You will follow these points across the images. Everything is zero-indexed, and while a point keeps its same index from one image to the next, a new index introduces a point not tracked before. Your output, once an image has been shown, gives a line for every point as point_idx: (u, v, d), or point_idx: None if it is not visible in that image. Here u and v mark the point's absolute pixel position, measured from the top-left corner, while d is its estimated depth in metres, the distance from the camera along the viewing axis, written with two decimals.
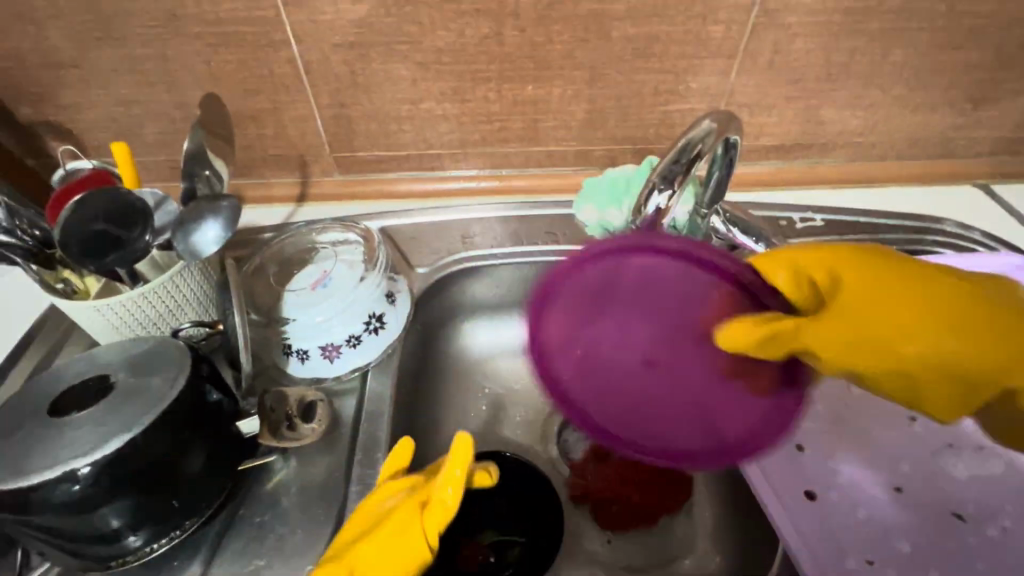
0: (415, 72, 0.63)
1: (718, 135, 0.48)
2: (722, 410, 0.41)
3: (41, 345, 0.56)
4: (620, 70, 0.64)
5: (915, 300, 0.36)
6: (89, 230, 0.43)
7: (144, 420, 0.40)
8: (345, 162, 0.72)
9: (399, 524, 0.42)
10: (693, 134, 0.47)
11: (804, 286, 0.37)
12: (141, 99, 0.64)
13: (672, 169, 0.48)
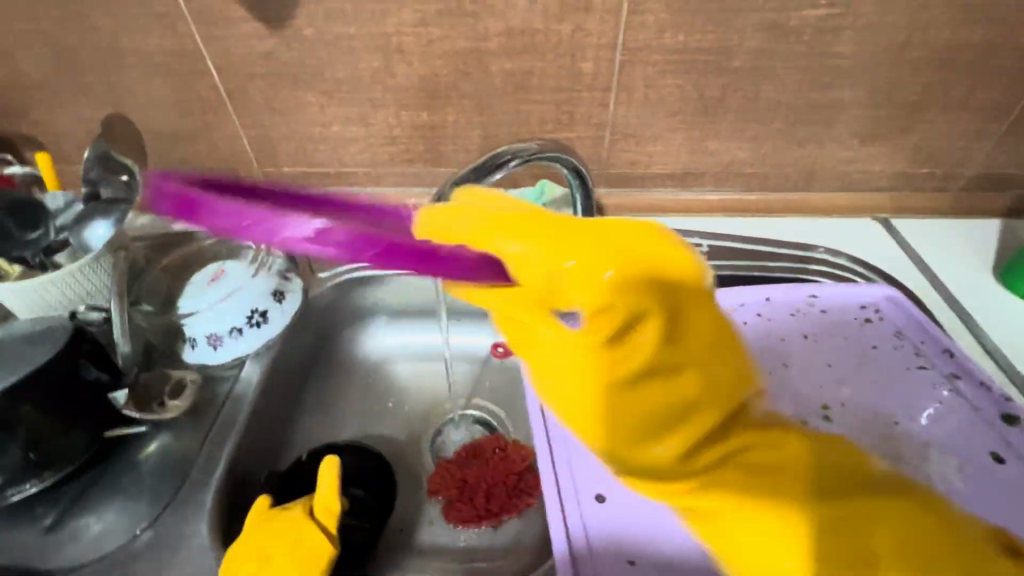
0: (321, 98, 0.71)
1: (536, 153, 0.55)
2: None
3: None
4: (503, 100, 0.70)
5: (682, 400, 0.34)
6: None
7: (8, 380, 0.47)
8: (272, 177, 0.80)
9: (300, 537, 0.51)
10: (505, 147, 0.54)
11: (591, 287, 0.33)
12: (95, 117, 0.74)
13: (466, 176, 0.54)
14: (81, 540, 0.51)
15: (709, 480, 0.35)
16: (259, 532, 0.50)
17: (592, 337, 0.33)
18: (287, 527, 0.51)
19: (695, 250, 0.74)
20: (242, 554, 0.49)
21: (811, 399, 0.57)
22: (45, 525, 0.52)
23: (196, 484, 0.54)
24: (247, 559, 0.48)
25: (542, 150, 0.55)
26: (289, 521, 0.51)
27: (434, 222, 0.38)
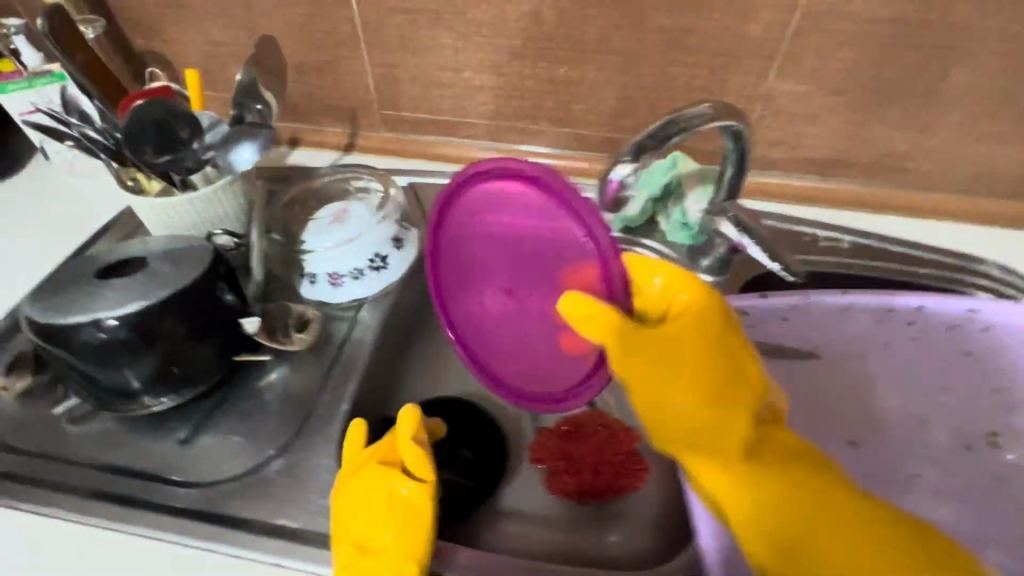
0: (458, 41, 0.67)
1: (709, 121, 0.50)
2: (530, 286, 0.48)
3: (116, 235, 0.68)
4: (653, 60, 0.65)
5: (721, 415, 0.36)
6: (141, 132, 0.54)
7: (159, 295, 0.48)
8: (390, 120, 0.78)
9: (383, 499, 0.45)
10: (682, 112, 0.49)
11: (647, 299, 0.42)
12: (226, 40, 0.73)
13: (644, 143, 0.49)
14: (211, 458, 0.52)
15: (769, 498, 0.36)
16: (358, 486, 0.45)
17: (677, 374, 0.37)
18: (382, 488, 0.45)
19: (833, 245, 0.68)
20: (351, 520, 0.44)
21: (980, 420, 0.56)
22: (179, 437, 0.53)
23: (321, 418, 0.54)
24: (358, 521, 0.44)
25: (713, 115, 0.50)
26: (382, 480, 0.45)
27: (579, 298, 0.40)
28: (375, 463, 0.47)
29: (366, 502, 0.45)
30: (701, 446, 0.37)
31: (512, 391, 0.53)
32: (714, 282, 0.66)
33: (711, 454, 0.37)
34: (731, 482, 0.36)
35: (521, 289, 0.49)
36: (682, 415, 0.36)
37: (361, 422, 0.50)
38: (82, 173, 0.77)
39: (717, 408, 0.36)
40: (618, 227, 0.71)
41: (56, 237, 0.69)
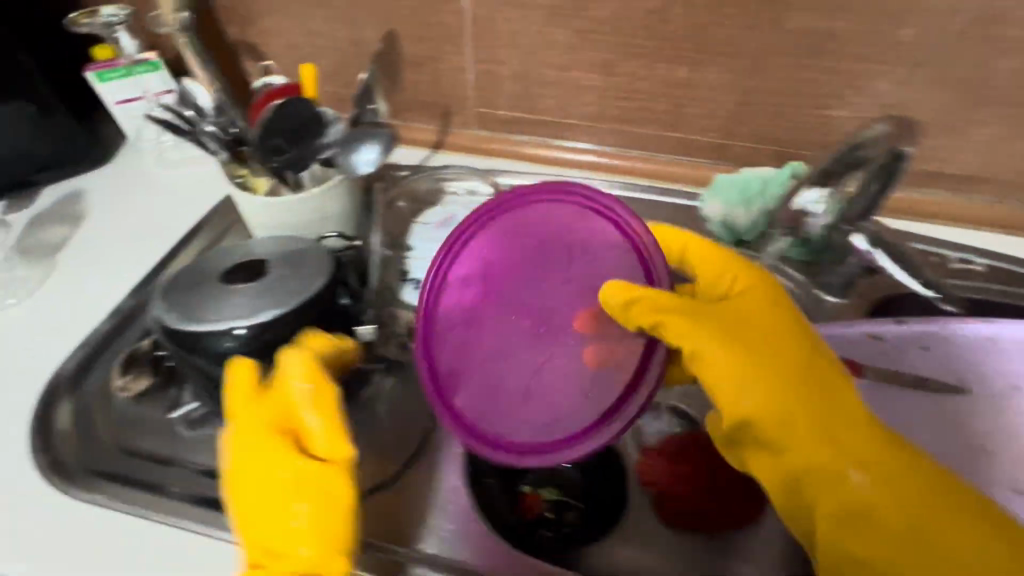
0: (572, 39, 0.64)
1: (892, 139, 0.51)
2: (548, 295, 0.48)
3: (205, 237, 0.67)
4: (784, 64, 0.61)
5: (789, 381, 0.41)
6: (270, 138, 0.52)
7: (291, 304, 0.46)
8: (484, 118, 0.75)
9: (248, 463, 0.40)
10: (865, 135, 0.53)
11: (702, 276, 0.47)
12: (325, 32, 0.71)
13: (832, 165, 0.56)
14: None
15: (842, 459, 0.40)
16: (261, 465, 0.40)
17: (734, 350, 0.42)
18: (258, 448, 0.41)
19: (969, 268, 0.62)
20: (248, 496, 0.40)
21: None
22: None
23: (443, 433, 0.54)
24: (250, 496, 0.40)
25: (885, 136, 0.51)
26: (264, 444, 0.41)
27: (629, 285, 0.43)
28: (274, 434, 0.41)
29: (242, 469, 0.41)
30: (775, 414, 0.41)
31: (501, 442, 0.46)
32: (836, 303, 0.63)
33: (782, 425, 0.41)
34: (801, 443, 0.40)
35: (546, 302, 0.48)
36: (754, 398, 0.41)
37: (245, 358, 0.45)
38: (173, 165, 0.75)
39: (775, 376, 0.41)
40: (728, 239, 0.68)
41: (151, 230, 0.68)
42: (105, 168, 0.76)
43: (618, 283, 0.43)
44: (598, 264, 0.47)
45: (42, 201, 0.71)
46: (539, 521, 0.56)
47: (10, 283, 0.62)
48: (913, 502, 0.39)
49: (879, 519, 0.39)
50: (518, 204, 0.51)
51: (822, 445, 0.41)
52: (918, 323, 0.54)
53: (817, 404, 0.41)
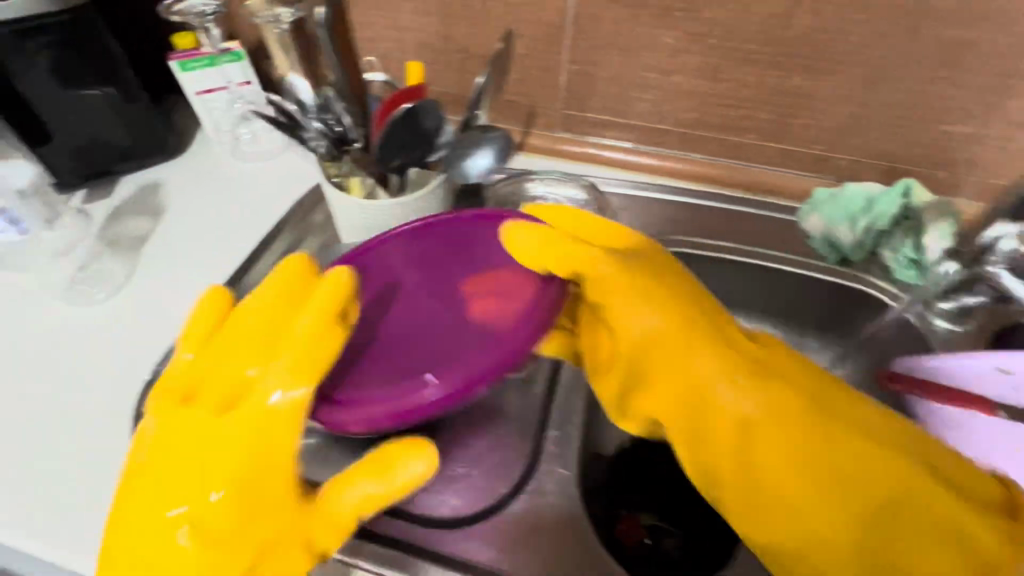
0: (681, 42, 0.61)
1: None
2: (434, 281, 0.50)
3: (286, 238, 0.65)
4: (911, 76, 0.57)
5: (708, 340, 0.43)
6: (385, 143, 0.48)
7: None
8: (571, 120, 0.73)
9: (186, 416, 0.39)
10: None
11: (595, 233, 0.49)
12: (413, 25, 0.68)
13: None
14: (438, 495, 0.47)
15: (761, 425, 0.40)
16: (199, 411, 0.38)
17: (648, 300, 0.44)
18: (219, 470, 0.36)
19: None
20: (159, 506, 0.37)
21: None
22: None
23: (555, 456, 0.49)
24: (155, 501, 0.37)
25: None
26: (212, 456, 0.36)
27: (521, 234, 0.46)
28: (208, 364, 0.40)
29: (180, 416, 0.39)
30: (665, 353, 0.43)
31: (399, 408, 0.42)
32: (951, 331, 0.59)
33: (697, 387, 0.42)
34: (714, 407, 0.41)
35: (407, 282, 0.50)
36: (632, 328, 0.44)
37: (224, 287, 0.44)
38: (250, 158, 0.74)
39: (688, 325, 0.43)
40: (833, 258, 0.65)
41: (234, 226, 0.67)
42: (180, 158, 0.74)
43: (528, 224, 0.46)
44: (484, 257, 0.50)
45: (121, 190, 0.70)
46: (638, 550, 0.53)
47: (98, 275, 0.61)
48: (839, 445, 0.38)
49: (783, 490, 0.38)
50: (498, 218, 0.52)
51: (675, 352, 0.43)
52: None
53: (712, 341, 0.43)
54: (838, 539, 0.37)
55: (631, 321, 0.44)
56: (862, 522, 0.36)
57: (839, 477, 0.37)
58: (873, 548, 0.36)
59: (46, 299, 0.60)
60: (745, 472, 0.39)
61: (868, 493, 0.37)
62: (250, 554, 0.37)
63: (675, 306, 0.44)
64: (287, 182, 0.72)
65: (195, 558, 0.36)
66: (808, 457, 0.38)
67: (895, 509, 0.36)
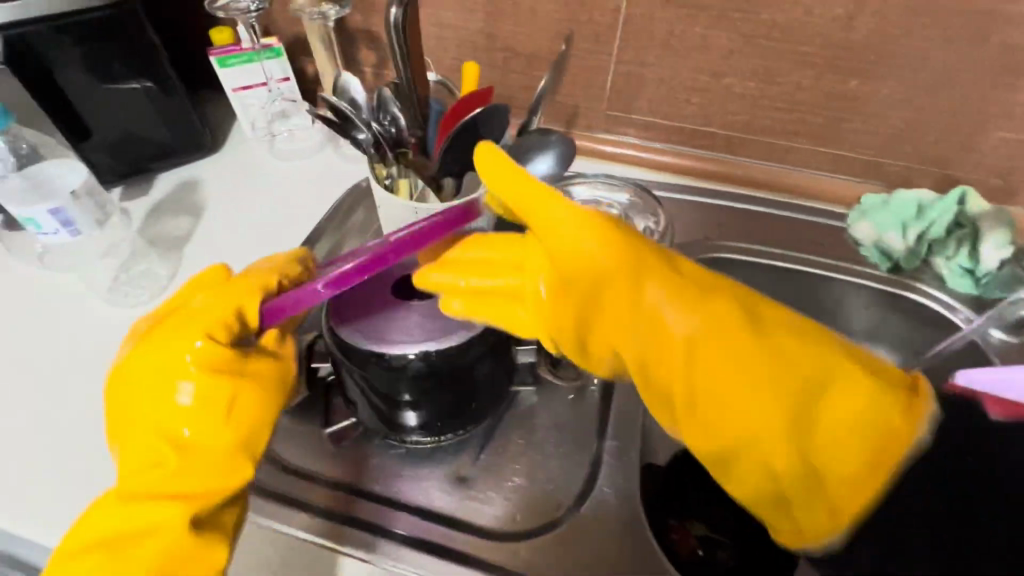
0: (736, 43, 0.60)
1: None
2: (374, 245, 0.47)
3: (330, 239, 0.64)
4: (973, 82, 0.57)
5: (629, 248, 0.37)
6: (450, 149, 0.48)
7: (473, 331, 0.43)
8: (614, 121, 0.71)
9: (145, 366, 0.42)
10: None
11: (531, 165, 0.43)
12: (457, 23, 0.67)
13: None
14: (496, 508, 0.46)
15: (700, 342, 0.34)
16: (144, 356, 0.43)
17: (573, 212, 0.38)
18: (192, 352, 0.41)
19: None
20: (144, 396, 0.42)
21: None
22: (459, 473, 0.47)
23: (614, 468, 0.47)
24: (144, 397, 0.42)
25: None
26: (177, 343, 0.41)
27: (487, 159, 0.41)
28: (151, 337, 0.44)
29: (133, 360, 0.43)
30: (608, 277, 0.37)
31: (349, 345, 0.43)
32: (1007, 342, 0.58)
33: (602, 294, 0.37)
34: (626, 321, 0.37)
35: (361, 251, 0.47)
36: (585, 257, 0.37)
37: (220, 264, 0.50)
38: (286, 156, 0.73)
39: (607, 231, 0.37)
40: (885, 266, 0.63)
41: (273, 227, 0.66)
42: (217, 156, 0.73)
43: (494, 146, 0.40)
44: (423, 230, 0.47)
45: (157, 188, 0.69)
46: (692, 560, 0.53)
47: (141, 276, 0.60)
48: (783, 352, 0.32)
49: (724, 407, 0.33)
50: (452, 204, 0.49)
51: (621, 286, 0.36)
52: None
53: (650, 258, 0.37)
54: (813, 465, 0.30)
55: (574, 247, 0.37)
56: (829, 446, 0.30)
57: (805, 395, 0.31)
58: (814, 453, 0.31)
59: (88, 299, 0.59)
60: (686, 398, 0.34)
61: (835, 410, 0.31)
62: (181, 497, 0.40)
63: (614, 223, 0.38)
64: (325, 182, 0.70)
65: (180, 457, 0.40)
66: (764, 376, 0.32)
67: (829, 415, 0.31)
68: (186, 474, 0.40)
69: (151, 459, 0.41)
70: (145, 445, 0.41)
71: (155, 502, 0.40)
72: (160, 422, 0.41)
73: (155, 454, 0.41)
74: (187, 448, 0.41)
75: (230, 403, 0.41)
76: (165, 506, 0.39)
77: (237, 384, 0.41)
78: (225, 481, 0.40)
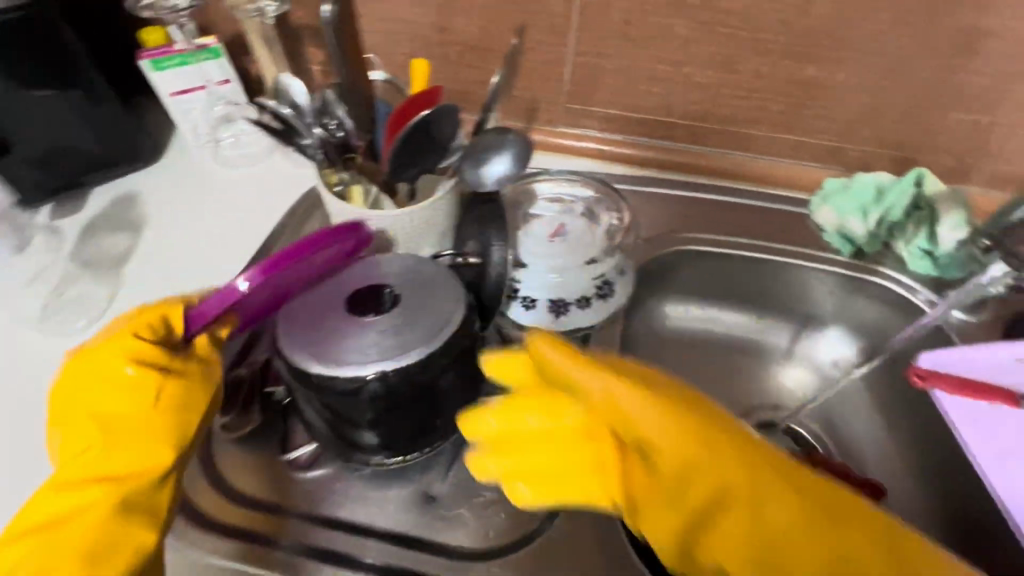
0: (692, 31, 0.59)
1: None
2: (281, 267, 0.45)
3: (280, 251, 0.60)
4: (925, 64, 0.57)
5: (734, 463, 0.35)
6: (398, 151, 0.45)
7: (433, 345, 0.41)
8: (575, 115, 0.70)
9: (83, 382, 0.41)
10: None
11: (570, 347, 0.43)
12: (407, 17, 0.64)
13: None
14: (468, 525, 0.44)
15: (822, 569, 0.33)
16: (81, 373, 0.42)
17: (675, 425, 0.36)
18: (118, 353, 0.41)
19: None
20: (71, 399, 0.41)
21: None
22: (427, 491, 0.46)
23: None
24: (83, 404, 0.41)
25: None
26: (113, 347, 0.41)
27: (511, 368, 0.43)
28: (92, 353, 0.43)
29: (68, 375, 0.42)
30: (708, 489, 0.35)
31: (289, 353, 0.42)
32: (968, 321, 0.59)
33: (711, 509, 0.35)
34: (739, 543, 0.34)
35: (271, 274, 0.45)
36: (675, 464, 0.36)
37: None
38: (231, 163, 0.69)
39: (709, 442, 0.36)
40: (846, 251, 0.64)
41: (220, 241, 0.62)
42: (157, 166, 0.68)
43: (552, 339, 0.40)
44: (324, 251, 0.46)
45: (90, 203, 0.64)
46: None
47: (76, 301, 0.56)
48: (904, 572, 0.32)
49: None
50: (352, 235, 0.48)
51: (735, 506, 0.35)
52: None
53: (756, 466, 0.35)
54: None
55: (669, 457, 0.36)
56: None
57: None
58: None
59: (16, 327, 0.55)
60: None
61: None
62: (111, 488, 0.38)
63: (712, 432, 0.36)
64: (274, 189, 0.66)
65: (115, 450, 0.39)
66: None
67: None
68: (115, 461, 0.39)
69: (88, 456, 0.39)
70: (82, 448, 0.40)
71: (83, 499, 0.38)
72: (86, 418, 0.40)
73: (90, 453, 0.39)
74: (114, 437, 0.40)
75: (156, 393, 0.41)
76: (92, 502, 0.38)
77: (161, 376, 0.41)
78: (150, 467, 0.39)
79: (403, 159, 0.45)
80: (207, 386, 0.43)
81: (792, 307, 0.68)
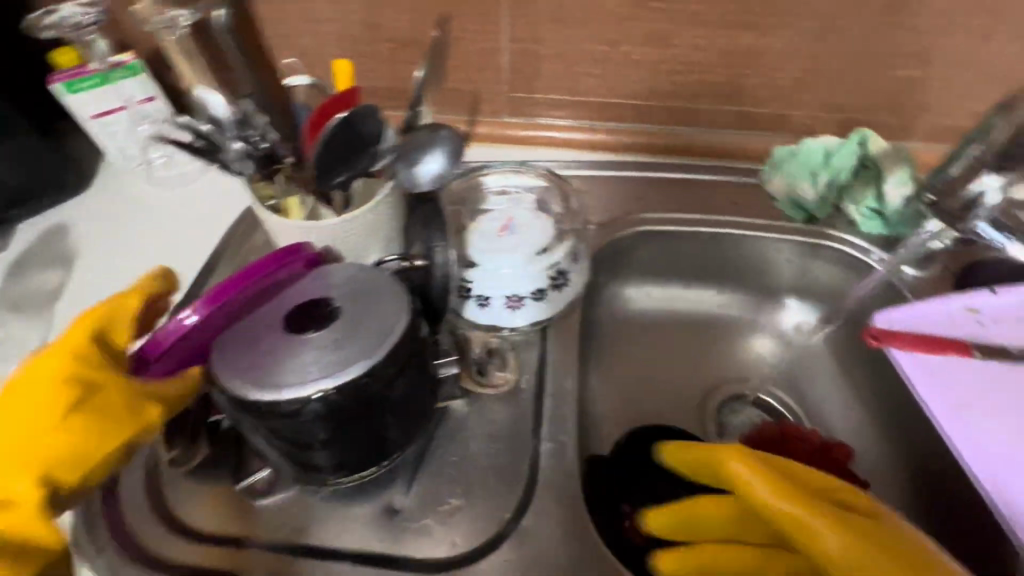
0: (626, 9, 0.58)
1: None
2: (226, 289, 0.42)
3: (224, 271, 0.58)
4: (857, 25, 0.57)
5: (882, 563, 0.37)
6: (323, 155, 0.43)
7: (373, 359, 0.39)
8: (519, 104, 0.68)
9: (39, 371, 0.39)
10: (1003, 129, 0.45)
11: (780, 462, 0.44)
12: (333, 17, 0.61)
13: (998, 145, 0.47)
14: (435, 534, 0.43)
15: None
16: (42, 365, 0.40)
17: (822, 524, 0.38)
18: (53, 366, 0.39)
19: None
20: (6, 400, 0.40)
21: None
22: (390, 504, 0.45)
23: (553, 472, 0.45)
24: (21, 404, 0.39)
25: None
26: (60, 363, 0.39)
27: (681, 456, 0.49)
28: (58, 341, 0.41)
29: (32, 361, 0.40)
30: None
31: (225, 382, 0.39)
32: (916, 276, 0.60)
33: None
34: None
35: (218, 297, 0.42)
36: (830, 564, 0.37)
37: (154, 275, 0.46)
38: (165, 184, 0.66)
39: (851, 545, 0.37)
40: (799, 217, 0.64)
41: (156, 266, 0.59)
42: (87, 194, 0.65)
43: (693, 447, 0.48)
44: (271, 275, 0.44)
45: (15, 241, 0.61)
46: None
47: (4, 343, 0.54)
48: None
49: None
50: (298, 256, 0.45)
51: None
52: (1003, 291, 0.54)
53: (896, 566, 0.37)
54: None
55: (825, 550, 0.37)
56: None
57: None
58: None
59: None
60: None
61: None
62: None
63: (860, 535, 0.38)
64: (212, 208, 0.64)
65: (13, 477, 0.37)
66: None
67: None
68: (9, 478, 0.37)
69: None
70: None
71: None
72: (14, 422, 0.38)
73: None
74: (12, 457, 0.37)
75: (66, 418, 0.38)
76: None
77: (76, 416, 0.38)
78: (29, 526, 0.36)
79: (330, 164, 0.43)
80: (134, 421, 0.40)
81: (753, 278, 0.67)
